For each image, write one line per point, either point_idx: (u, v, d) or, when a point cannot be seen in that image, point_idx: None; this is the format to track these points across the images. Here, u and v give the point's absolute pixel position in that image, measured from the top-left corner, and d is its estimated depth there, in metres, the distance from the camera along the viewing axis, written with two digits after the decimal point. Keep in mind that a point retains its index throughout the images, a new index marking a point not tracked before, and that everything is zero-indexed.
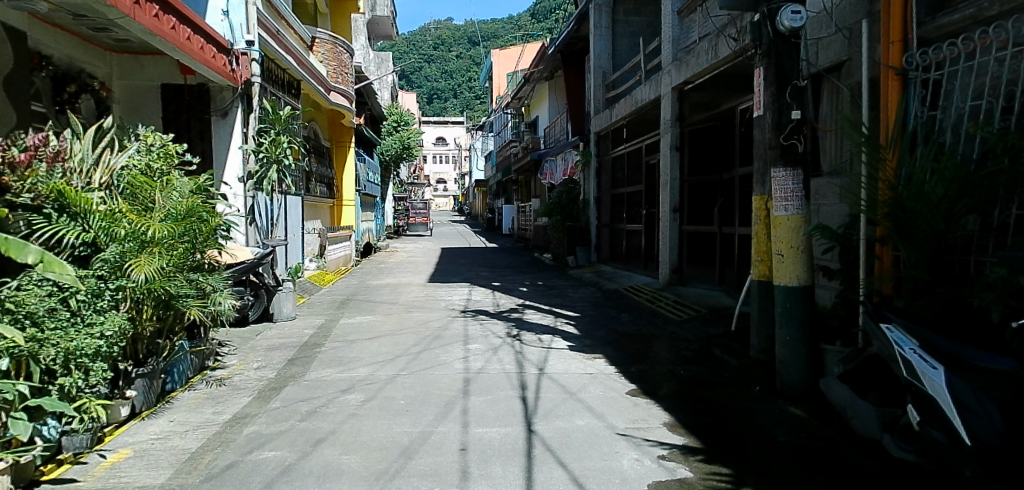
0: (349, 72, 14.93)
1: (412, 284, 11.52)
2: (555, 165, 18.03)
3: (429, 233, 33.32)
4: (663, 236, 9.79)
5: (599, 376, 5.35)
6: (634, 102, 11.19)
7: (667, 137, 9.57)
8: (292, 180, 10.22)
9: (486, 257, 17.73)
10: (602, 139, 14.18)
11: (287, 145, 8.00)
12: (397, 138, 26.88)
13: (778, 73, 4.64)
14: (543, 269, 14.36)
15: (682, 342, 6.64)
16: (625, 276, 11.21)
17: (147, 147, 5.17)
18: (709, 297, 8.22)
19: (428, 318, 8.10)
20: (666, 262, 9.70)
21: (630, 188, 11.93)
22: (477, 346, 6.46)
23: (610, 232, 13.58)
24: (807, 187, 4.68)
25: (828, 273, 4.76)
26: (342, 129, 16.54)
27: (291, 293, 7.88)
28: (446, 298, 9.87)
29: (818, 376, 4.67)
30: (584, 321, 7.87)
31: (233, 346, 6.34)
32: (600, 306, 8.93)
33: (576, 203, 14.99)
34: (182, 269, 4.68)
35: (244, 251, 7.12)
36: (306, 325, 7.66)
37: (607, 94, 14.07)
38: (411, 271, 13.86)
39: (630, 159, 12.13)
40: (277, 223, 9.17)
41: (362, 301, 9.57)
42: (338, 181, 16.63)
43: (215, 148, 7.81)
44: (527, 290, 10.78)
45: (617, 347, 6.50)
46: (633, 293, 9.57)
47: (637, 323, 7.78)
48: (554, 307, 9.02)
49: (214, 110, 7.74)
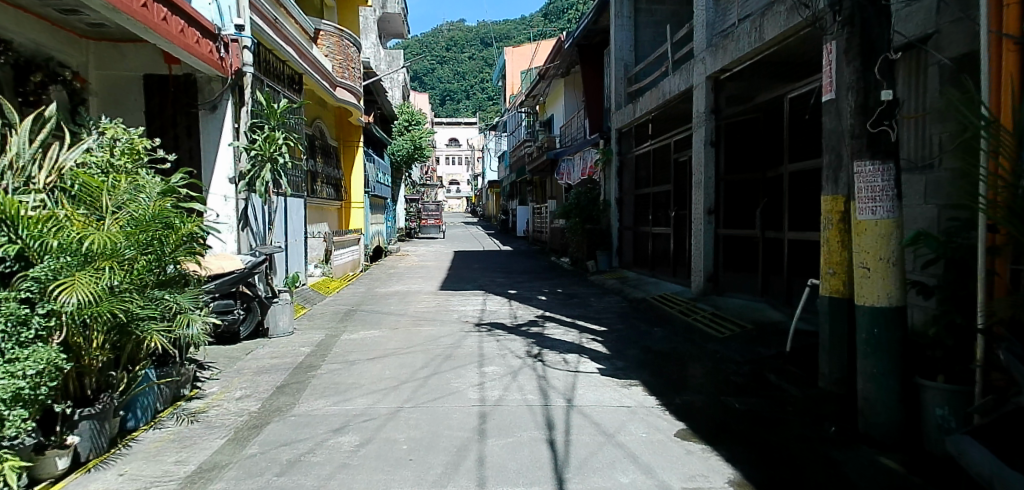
0: (356, 68, 14.26)
1: (422, 292, 10.74)
2: (573, 164, 17.18)
3: (441, 235, 32.62)
4: (696, 241, 8.93)
5: (640, 412, 4.49)
6: (662, 95, 10.34)
7: (700, 131, 8.73)
8: (293, 181, 9.48)
9: (501, 262, 16.92)
10: (624, 135, 13.32)
11: (282, 143, 7.15)
12: (408, 138, 26.19)
13: (863, 45, 3.77)
14: (562, 275, 13.49)
15: (728, 365, 5.77)
16: (653, 284, 10.32)
17: (109, 142, 4.46)
18: (752, 310, 7.34)
19: (438, 333, 7.31)
20: (700, 270, 8.85)
21: (657, 187, 11.06)
22: (494, 369, 5.64)
23: (635, 235, 12.71)
24: (900, 185, 3.80)
25: (923, 291, 3.87)
26: (350, 128, 15.79)
27: (287, 306, 7.14)
28: (459, 309, 9.06)
29: (913, 418, 3.78)
30: (613, 337, 7.02)
31: (217, 368, 5.59)
32: (630, 319, 8.06)
33: (597, 205, 14.12)
34: (143, 286, 3.90)
35: (232, 260, 6.44)
36: (304, 341, 6.90)
37: (629, 88, 13.21)
38: (422, 277, 13.10)
39: (657, 156, 11.24)
40: (275, 227, 8.47)
41: (368, 312, 8.81)
42: (346, 182, 15.95)
43: (204, 144, 6.99)
44: (546, 299, 9.94)
45: (655, 371, 5.64)
46: (664, 304, 8.72)
47: (673, 339, 6.91)
48: (578, 320, 8.18)
49: (202, 103, 6.95)
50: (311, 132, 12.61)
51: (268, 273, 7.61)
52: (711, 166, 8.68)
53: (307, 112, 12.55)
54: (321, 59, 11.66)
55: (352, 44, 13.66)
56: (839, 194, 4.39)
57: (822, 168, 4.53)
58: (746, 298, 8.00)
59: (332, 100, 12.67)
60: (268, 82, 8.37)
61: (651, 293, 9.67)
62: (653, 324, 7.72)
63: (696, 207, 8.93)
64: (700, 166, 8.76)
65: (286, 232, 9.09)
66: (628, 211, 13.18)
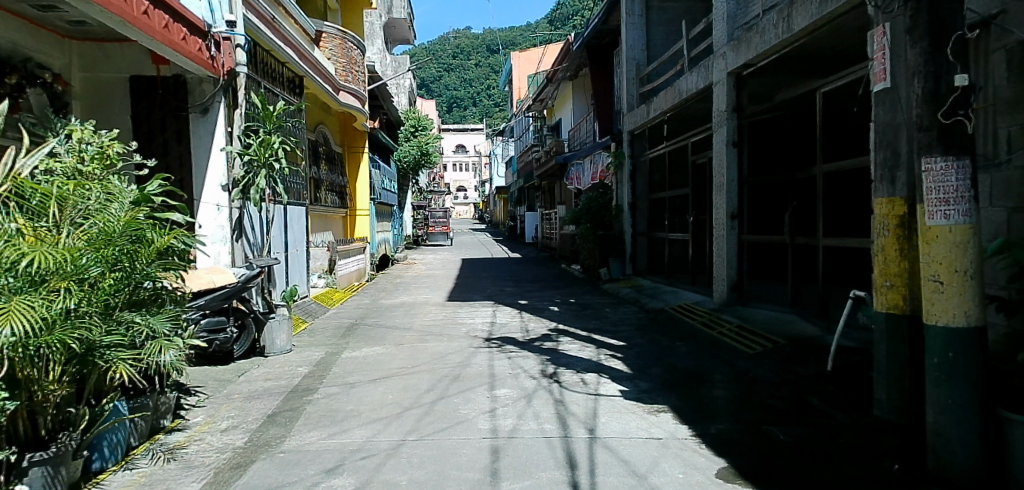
0: (361, 71, 13.86)
1: (429, 304, 10.26)
2: (583, 168, 16.67)
3: (449, 243, 32.15)
4: (718, 248, 8.39)
5: (672, 446, 3.97)
6: (678, 94, 9.83)
7: (721, 131, 8.23)
8: (292, 188, 9.04)
9: (511, 269, 16.42)
10: (637, 138, 12.83)
11: (278, 146, 6.61)
12: (414, 143, 25.81)
13: (932, 23, 3.26)
14: (574, 283, 12.97)
15: (764, 386, 5.23)
16: (672, 293, 9.78)
17: (78, 147, 4.03)
18: (782, 323, 6.79)
19: (445, 350, 6.82)
20: (723, 278, 8.29)
21: (673, 191, 10.53)
22: (506, 393, 5.13)
23: (649, 241, 12.16)
24: (976, 185, 3.27)
25: (1002, 308, 3.34)
26: (355, 133, 15.38)
27: (285, 322, 6.63)
28: (467, 321, 8.57)
29: (996, 456, 3.24)
30: (633, 353, 6.49)
31: (205, 394, 5.09)
32: (651, 332, 7.52)
33: (609, 210, 13.60)
34: (109, 308, 3.46)
35: (224, 273, 6.02)
36: (302, 360, 6.42)
37: (641, 89, 12.70)
38: (429, 287, 12.64)
39: (672, 158, 10.71)
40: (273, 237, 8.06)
41: (371, 326, 8.33)
42: (351, 189, 15.51)
43: (195, 150, 6.53)
44: (559, 310, 9.43)
45: (685, 394, 5.11)
46: (685, 315, 8.18)
47: (699, 354, 6.38)
48: (594, 333, 7.65)
49: (193, 105, 6.48)
50: (314, 138, 12.21)
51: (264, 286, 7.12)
52: (734, 168, 8.15)
53: (310, 118, 12.15)
54: (323, 62, 11.28)
55: (355, 47, 13.28)
56: (897, 196, 3.87)
57: (876, 166, 4.04)
58: (774, 309, 7.44)
59: (335, 104, 12.27)
60: (264, 83, 7.94)
61: (670, 303, 9.13)
62: (675, 338, 7.18)
63: (717, 212, 8.40)
64: (722, 168, 8.23)
65: (285, 242, 8.64)
66: (641, 216, 12.65)
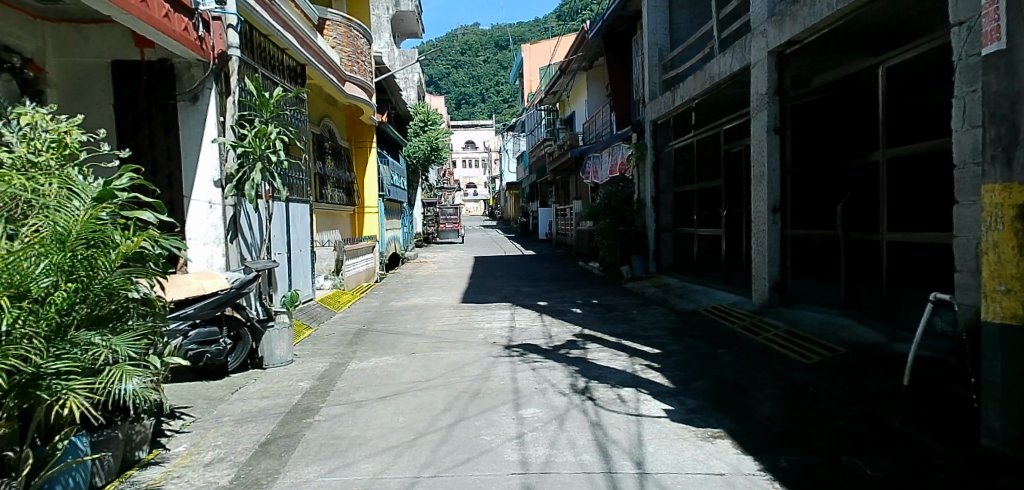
0: (367, 62, 13.21)
1: (442, 306, 9.63)
2: (601, 161, 15.96)
3: (461, 240, 31.51)
4: (758, 245, 7.70)
5: (740, 484, 3.27)
6: (711, 78, 9.13)
7: (761, 116, 7.58)
8: (294, 184, 8.43)
9: (526, 268, 15.77)
10: (660, 128, 12.13)
11: (275, 137, 6.00)
12: (424, 139, 25.17)
13: None
14: (594, 282, 12.29)
15: (831, 404, 4.54)
16: (704, 293, 9.08)
17: (30, 136, 3.38)
18: (837, 329, 6.11)
19: (462, 360, 6.18)
20: (764, 277, 7.61)
21: (702, 184, 9.83)
22: (534, 414, 4.46)
23: (674, 237, 11.47)
24: None
25: None
26: (362, 127, 14.77)
27: (285, 331, 6.07)
28: (484, 326, 7.93)
29: None
30: (672, 363, 5.82)
31: (192, 417, 4.49)
32: (687, 338, 6.83)
33: (630, 204, 12.91)
34: (61, 326, 2.83)
35: (216, 278, 5.43)
36: (305, 373, 5.82)
37: (665, 76, 11.98)
38: (442, 288, 12.02)
39: (701, 148, 10.01)
40: (274, 237, 7.48)
41: (381, 331, 7.72)
42: (359, 185, 14.90)
43: (185, 143, 5.89)
44: (582, 312, 8.76)
45: (740, 414, 4.43)
46: (722, 318, 7.50)
47: (746, 363, 5.71)
48: (624, 339, 6.98)
49: (181, 92, 5.85)
50: (318, 132, 11.61)
51: (262, 291, 6.55)
52: (776, 156, 7.45)
53: (315, 111, 11.58)
54: (328, 50, 10.68)
55: (361, 35, 12.66)
56: (1016, 182, 3.16)
57: (987, 147, 3.35)
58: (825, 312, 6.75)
59: (341, 96, 11.67)
60: (261, 69, 7.34)
61: (703, 304, 8.42)
62: (716, 344, 6.49)
63: (757, 204, 7.72)
64: (763, 156, 7.55)
65: (287, 241, 8.05)
66: (665, 210, 11.95)
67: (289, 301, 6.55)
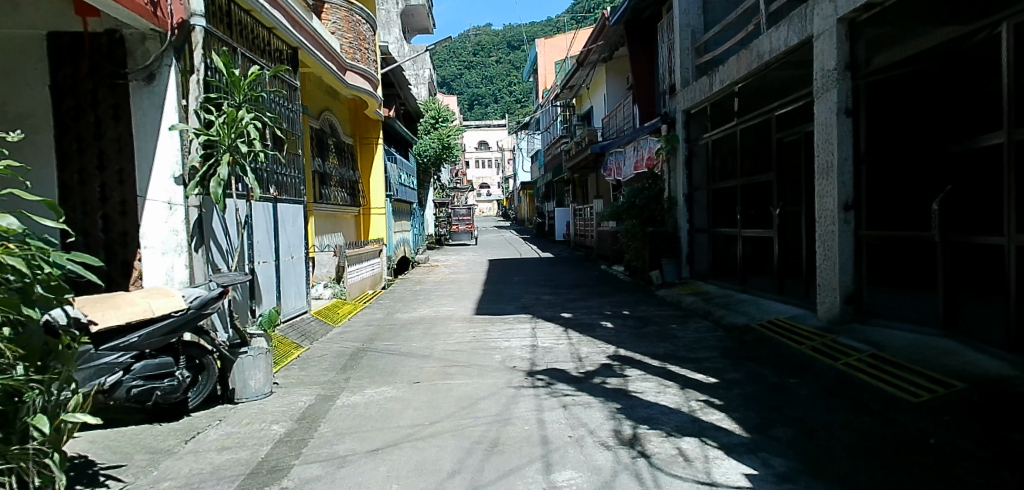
0: (370, 50, 12.17)
1: (453, 319, 8.53)
2: (624, 157, 14.78)
3: (474, 242, 30.42)
4: (826, 249, 6.51)
5: None
6: (760, 57, 7.93)
7: (828, 98, 6.38)
8: (282, 183, 7.37)
9: (545, 272, 14.65)
10: (693, 118, 10.96)
11: (248, 121, 4.92)
12: (434, 136, 24.12)
13: None
14: (621, 289, 11.13)
15: (971, 468, 3.34)
16: (753, 304, 7.88)
17: None
18: (939, 355, 4.92)
19: (476, 392, 5.07)
20: (835, 287, 6.44)
21: (749, 179, 8.65)
22: (572, 480, 3.32)
23: (711, 239, 10.30)
24: None
25: None
26: (367, 123, 13.74)
27: (261, 357, 5.02)
28: (502, 344, 6.82)
29: None
30: (737, 400, 4.66)
31: (121, 483, 3.38)
32: (746, 365, 5.68)
33: (660, 203, 11.75)
34: None
35: (172, 295, 4.40)
36: (284, 410, 4.76)
37: (698, 60, 10.80)
38: (453, 296, 10.95)
39: (745, 138, 8.81)
40: (256, 244, 6.47)
41: (382, 351, 6.65)
42: (365, 185, 13.85)
43: (137, 131, 4.77)
44: (614, 327, 7.62)
45: (851, 481, 3.23)
46: (784, 337, 6.34)
47: (832, 404, 4.54)
48: (669, 364, 5.84)
49: (133, 70, 4.75)
50: (316, 127, 10.61)
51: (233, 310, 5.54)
52: (848, 142, 6.26)
53: (313, 104, 10.55)
54: (326, 36, 9.69)
55: (364, 21, 11.66)
56: None
57: None
58: (917, 333, 5.54)
59: (341, 86, 10.69)
60: (240, 48, 6.31)
61: (757, 319, 7.22)
62: (784, 373, 5.35)
63: (824, 200, 6.54)
64: (832, 143, 6.36)
65: (273, 248, 7.04)
66: (699, 209, 10.79)
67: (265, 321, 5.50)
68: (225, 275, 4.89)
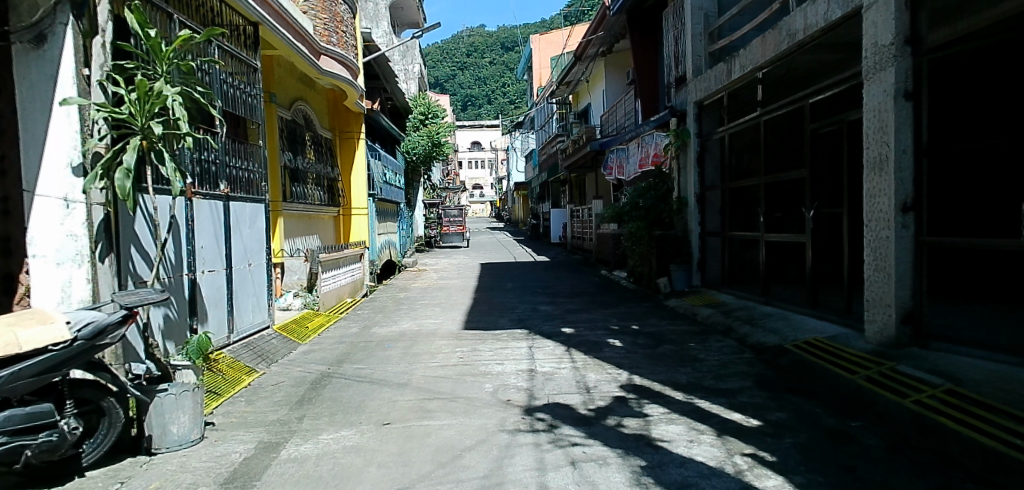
0: (349, 35, 11.16)
1: (438, 335, 7.47)
2: (625, 155, 13.78)
3: (465, 244, 29.32)
4: (878, 259, 5.51)
5: None
6: (792, 36, 6.91)
7: (883, 79, 5.36)
8: (235, 177, 6.33)
9: (541, 278, 13.61)
10: (706, 110, 9.97)
11: (170, 96, 3.83)
12: (424, 133, 22.98)
13: None
14: (626, 298, 10.11)
15: None
16: (782, 320, 6.87)
17: None
18: None
19: (460, 440, 3.99)
20: (887, 303, 5.42)
21: (775, 176, 7.64)
22: None
23: (725, 244, 9.31)
24: None
25: None
26: (348, 115, 12.66)
27: (188, 397, 3.91)
28: (494, 369, 5.75)
29: None
30: (796, 456, 3.60)
31: None
32: (792, 403, 4.62)
33: (668, 203, 10.73)
34: None
35: (50, 320, 3.23)
36: (210, 467, 3.64)
37: (712, 46, 9.84)
38: (441, 306, 9.87)
39: (771, 131, 7.81)
40: (197, 250, 5.39)
41: (350, 378, 5.57)
42: (345, 183, 12.76)
43: (19, 106, 3.64)
44: (623, 347, 6.58)
45: None
46: (830, 363, 5.31)
47: (918, 464, 3.49)
48: (697, 398, 4.78)
49: (15, 25, 3.56)
50: (288, 117, 9.54)
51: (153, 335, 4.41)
52: (907, 132, 5.24)
53: (284, 92, 9.48)
54: (297, 16, 8.63)
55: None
56: None
57: None
58: (1000, 364, 4.53)
59: (316, 73, 9.62)
60: (178, 14, 5.24)
61: (791, 338, 6.19)
62: (842, 416, 4.30)
63: (877, 200, 5.52)
64: (888, 132, 5.34)
65: (223, 253, 5.96)
66: (713, 211, 9.81)
67: (193, 347, 4.30)
68: (134, 293, 3.67)
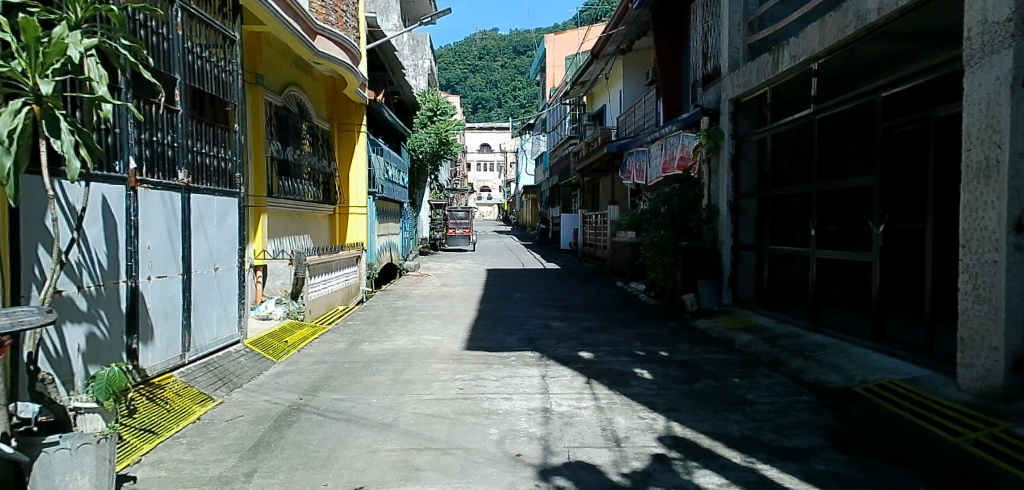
0: (348, 18, 10.21)
1: (435, 356, 6.45)
2: (645, 159, 12.74)
3: (471, 248, 28.31)
4: (981, 289, 4.43)
5: None
6: (863, 18, 5.76)
7: (995, 65, 4.29)
8: (200, 165, 5.35)
9: (551, 288, 12.57)
10: (744, 107, 8.91)
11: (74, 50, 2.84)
12: (431, 130, 22.00)
13: None
14: (648, 316, 9.05)
15: None
16: (842, 354, 5.79)
17: None
18: None
19: None
20: (990, 344, 4.34)
21: (832, 183, 6.59)
22: None
23: (762, 259, 8.25)
24: None
25: None
26: (348, 106, 11.69)
27: (89, 451, 2.89)
28: (500, 408, 4.70)
29: None
30: None
31: None
32: (885, 475, 3.53)
33: (698, 211, 9.69)
34: None
35: None
36: None
37: (752, 37, 8.79)
38: (441, 318, 8.84)
39: (826, 132, 6.76)
40: (140, 250, 4.40)
41: (324, 414, 4.54)
42: (343, 179, 11.78)
43: None
44: (653, 380, 5.53)
45: None
46: (920, 418, 4.22)
47: None
48: (759, 462, 3.71)
49: None
50: (276, 103, 8.56)
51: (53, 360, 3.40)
52: None
53: (274, 75, 8.51)
54: None
55: None
56: None
57: None
58: None
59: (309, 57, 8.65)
60: None
61: (859, 379, 5.10)
62: None
63: (980, 214, 4.45)
64: (999, 130, 4.26)
65: (178, 255, 4.97)
66: (747, 222, 8.76)
67: (100, 389, 3.17)
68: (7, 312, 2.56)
